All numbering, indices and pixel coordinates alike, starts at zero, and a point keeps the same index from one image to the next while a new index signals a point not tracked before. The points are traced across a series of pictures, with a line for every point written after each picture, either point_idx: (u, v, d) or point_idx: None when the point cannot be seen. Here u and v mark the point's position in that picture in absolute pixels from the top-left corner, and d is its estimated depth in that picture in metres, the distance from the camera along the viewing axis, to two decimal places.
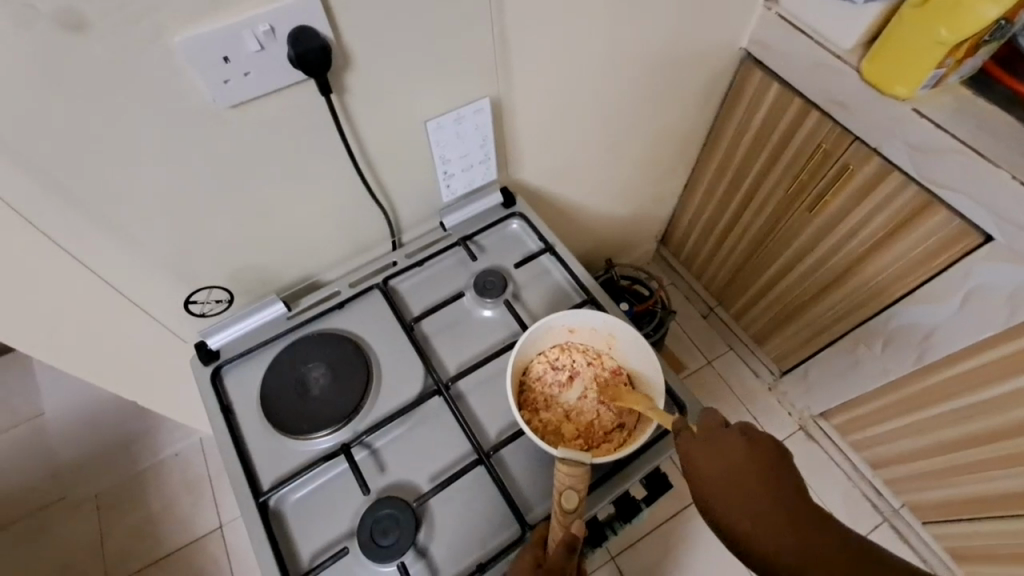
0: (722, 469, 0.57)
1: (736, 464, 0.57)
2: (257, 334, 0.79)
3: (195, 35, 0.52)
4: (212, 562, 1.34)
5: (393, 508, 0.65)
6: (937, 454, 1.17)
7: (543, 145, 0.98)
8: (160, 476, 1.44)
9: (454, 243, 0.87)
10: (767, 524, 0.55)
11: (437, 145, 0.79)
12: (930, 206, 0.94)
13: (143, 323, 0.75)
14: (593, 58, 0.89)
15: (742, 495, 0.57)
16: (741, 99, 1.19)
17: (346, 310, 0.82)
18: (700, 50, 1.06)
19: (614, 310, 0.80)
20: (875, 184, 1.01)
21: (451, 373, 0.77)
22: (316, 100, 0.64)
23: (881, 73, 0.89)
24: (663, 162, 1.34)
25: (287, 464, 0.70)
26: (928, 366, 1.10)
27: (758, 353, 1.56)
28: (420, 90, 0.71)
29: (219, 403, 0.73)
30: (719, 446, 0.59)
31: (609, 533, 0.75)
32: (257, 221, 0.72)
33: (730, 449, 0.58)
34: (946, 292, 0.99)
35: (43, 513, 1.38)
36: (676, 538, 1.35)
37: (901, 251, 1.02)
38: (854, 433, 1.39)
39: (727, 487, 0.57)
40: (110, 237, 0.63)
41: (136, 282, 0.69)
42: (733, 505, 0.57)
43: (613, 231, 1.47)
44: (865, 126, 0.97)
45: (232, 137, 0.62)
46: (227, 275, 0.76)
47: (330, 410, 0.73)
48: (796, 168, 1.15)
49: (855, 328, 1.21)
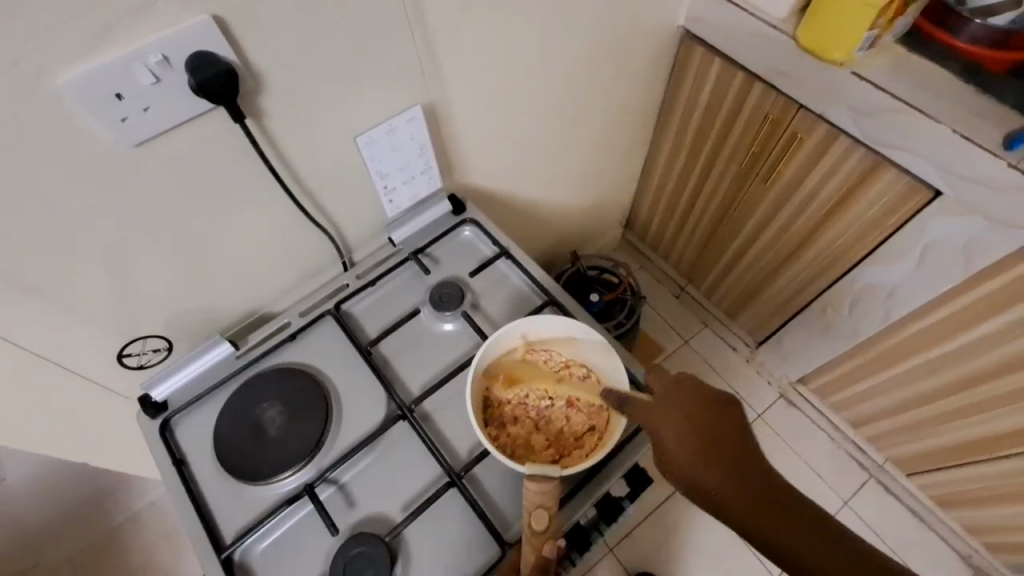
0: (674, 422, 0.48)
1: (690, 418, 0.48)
2: (206, 378, 0.75)
3: (78, 73, 0.48)
4: None
5: (365, 545, 0.62)
6: (914, 407, 1.19)
7: (488, 146, 0.95)
8: (138, 530, 1.40)
9: (406, 258, 0.84)
10: (744, 496, 0.44)
11: (372, 160, 0.75)
12: (879, 167, 0.94)
13: (77, 384, 0.70)
14: (527, 53, 0.87)
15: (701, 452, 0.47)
16: (686, 78, 1.18)
17: (299, 340, 0.78)
18: (637, 33, 1.04)
19: (575, 308, 0.78)
20: (825, 150, 1.00)
21: (415, 394, 0.74)
22: (232, 129, 0.60)
23: (817, 40, 0.88)
24: (617, 148, 1.32)
25: (250, 513, 0.66)
26: (894, 324, 1.11)
27: (733, 326, 1.57)
28: (345, 104, 0.68)
29: (171, 457, 0.69)
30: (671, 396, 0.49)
31: (596, 535, 0.72)
32: (188, 261, 0.68)
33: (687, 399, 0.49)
34: (904, 250, 1.00)
35: None
36: (673, 524, 1.35)
37: (856, 213, 1.03)
38: (833, 395, 1.41)
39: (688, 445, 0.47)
40: (21, 301, 0.58)
41: (60, 343, 0.64)
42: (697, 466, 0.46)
43: (575, 222, 1.44)
44: (809, 94, 0.96)
45: (143, 178, 0.58)
46: (164, 323, 0.71)
47: (289, 449, 0.69)
48: (747, 141, 1.14)
49: (822, 294, 1.21)
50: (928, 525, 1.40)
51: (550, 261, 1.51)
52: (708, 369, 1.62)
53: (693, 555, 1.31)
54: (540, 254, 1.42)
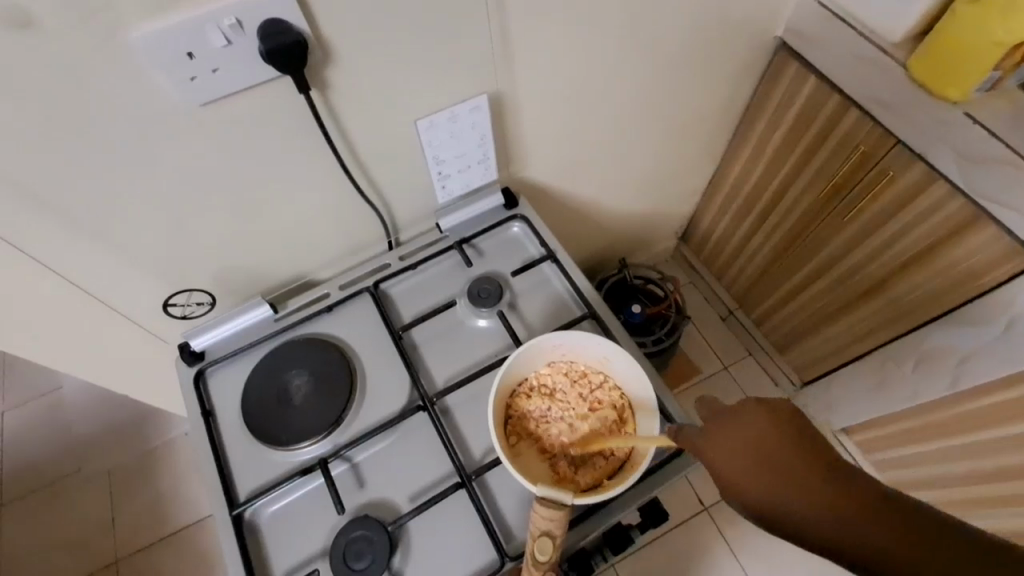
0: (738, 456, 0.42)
1: (763, 444, 0.41)
2: (243, 337, 0.77)
3: (153, 30, 0.49)
4: (209, 547, 1.35)
5: (367, 530, 0.62)
6: (967, 483, 1.09)
7: (551, 143, 0.92)
8: (168, 457, 1.45)
9: (450, 246, 0.83)
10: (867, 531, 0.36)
11: (430, 145, 0.74)
12: (977, 221, 0.85)
13: (124, 324, 0.74)
14: (607, 50, 0.83)
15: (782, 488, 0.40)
16: (774, 93, 1.10)
17: (335, 313, 0.79)
18: (727, 40, 0.97)
19: (614, 325, 0.75)
20: (918, 194, 0.91)
21: (439, 387, 0.73)
22: (296, 97, 0.60)
23: (930, 74, 0.80)
24: (686, 158, 1.25)
25: (265, 475, 0.68)
26: (963, 392, 1.01)
27: (778, 360, 1.47)
28: (410, 84, 0.66)
29: (201, 408, 0.71)
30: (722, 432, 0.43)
31: (598, 560, 0.71)
32: (239, 222, 0.69)
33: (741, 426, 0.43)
34: (990, 314, 0.90)
35: (60, 484, 1.42)
36: (680, 552, 1.30)
37: (942, 267, 0.93)
38: (877, 452, 1.31)
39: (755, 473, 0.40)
40: (81, 239, 0.61)
41: (113, 284, 0.67)
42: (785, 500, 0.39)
43: (629, 229, 1.39)
44: (910, 129, 0.87)
45: (205, 138, 0.59)
46: (210, 278, 0.74)
47: (310, 421, 0.70)
48: (830, 170, 1.05)
49: (885, 345, 1.12)
50: None
51: (597, 265, 1.46)
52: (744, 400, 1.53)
53: None
54: (587, 257, 1.38)
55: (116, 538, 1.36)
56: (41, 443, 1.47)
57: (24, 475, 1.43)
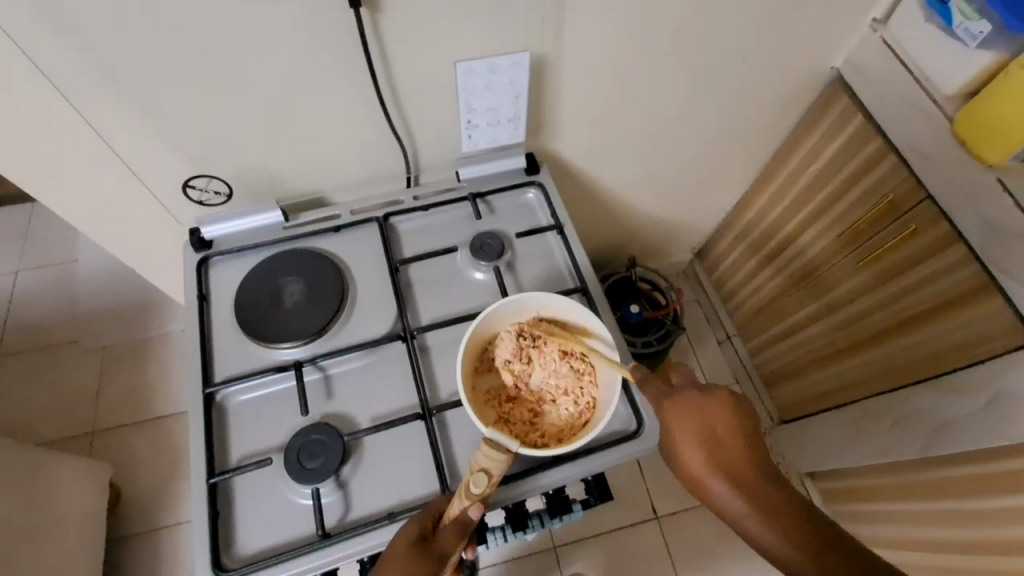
0: (700, 453, 0.56)
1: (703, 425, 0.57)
2: (250, 235, 0.80)
3: None
4: (186, 438, 1.41)
5: (323, 435, 0.65)
6: (916, 548, 1.09)
7: (586, 121, 0.93)
8: (161, 347, 1.50)
9: (464, 197, 0.84)
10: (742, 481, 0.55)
11: (465, 90, 0.76)
12: (986, 290, 0.84)
13: (143, 194, 0.78)
14: (659, 39, 0.83)
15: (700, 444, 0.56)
16: (819, 124, 1.08)
17: (341, 235, 0.81)
18: (784, 60, 0.97)
19: (603, 305, 0.76)
20: (936, 251, 0.90)
21: (423, 323, 0.76)
22: (346, 12, 0.63)
23: (975, 131, 0.79)
24: (719, 173, 1.25)
25: (244, 365, 0.72)
26: (933, 458, 1.00)
27: (764, 394, 1.47)
28: (456, 26, 0.68)
29: (197, 291, 0.75)
30: (672, 406, 0.58)
31: (534, 523, 0.73)
32: (271, 124, 0.73)
33: (688, 408, 0.58)
34: (977, 385, 0.89)
35: (56, 348, 1.49)
36: (623, 551, 1.32)
37: (944, 330, 0.93)
38: (839, 502, 1.31)
39: (706, 455, 0.56)
40: (122, 101, 0.65)
41: (143, 152, 0.71)
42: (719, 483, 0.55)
43: (645, 230, 1.39)
44: (942, 184, 0.86)
45: (255, 30, 0.62)
46: (232, 172, 0.77)
47: (295, 325, 0.73)
48: (858, 212, 1.04)
49: (869, 398, 1.12)
50: None
51: (607, 259, 1.47)
52: None
53: None
54: (599, 247, 1.39)
55: (97, 410, 1.43)
56: (47, 307, 1.54)
57: (25, 333, 1.51)
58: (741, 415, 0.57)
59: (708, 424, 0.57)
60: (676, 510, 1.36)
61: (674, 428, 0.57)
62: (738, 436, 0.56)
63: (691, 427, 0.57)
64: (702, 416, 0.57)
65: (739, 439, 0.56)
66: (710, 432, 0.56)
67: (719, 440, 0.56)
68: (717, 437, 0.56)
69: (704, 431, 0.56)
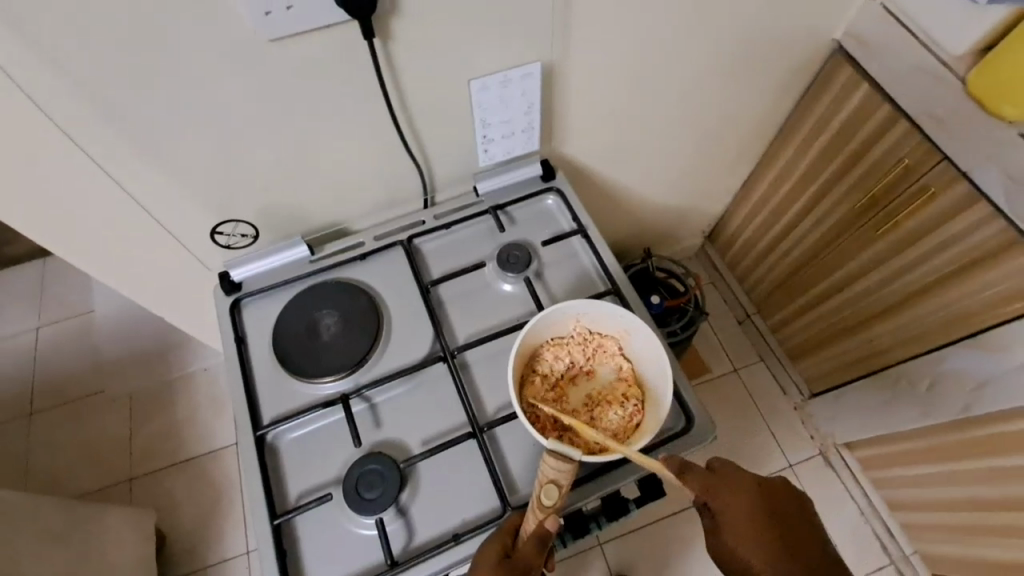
0: (754, 534, 0.58)
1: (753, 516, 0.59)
2: (279, 273, 0.80)
3: None
4: (223, 475, 1.41)
5: (379, 464, 0.66)
6: (964, 509, 1.08)
7: (595, 121, 0.93)
8: (187, 387, 1.51)
9: (484, 211, 0.85)
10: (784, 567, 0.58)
11: (480, 106, 0.76)
12: (1015, 247, 0.84)
13: (170, 243, 0.78)
14: (662, 33, 0.83)
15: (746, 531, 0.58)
16: (824, 96, 1.08)
17: (367, 262, 0.82)
18: (785, 37, 0.96)
19: (638, 304, 0.77)
20: (959, 212, 0.90)
21: (460, 342, 0.76)
22: (360, 43, 0.63)
23: (992, 90, 0.79)
24: (726, 156, 1.24)
25: (290, 403, 0.72)
26: (974, 418, 1.00)
27: (790, 370, 1.47)
28: (468, 44, 0.68)
29: (234, 334, 0.75)
30: (722, 488, 0.60)
31: (593, 527, 0.72)
32: (291, 161, 0.73)
33: (743, 492, 0.60)
34: (1014, 341, 0.89)
35: (85, 400, 1.50)
36: (670, 542, 1.32)
37: (971, 290, 0.93)
38: (879, 470, 1.31)
39: (759, 540, 0.58)
40: (146, 156, 0.66)
41: (169, 203, 0.72)
42: (767, 565, 0.58)
43: (657, 220, 1.39)
44: (960, 145, 0.86)
45: (271, 71, 0.62)
46: (255, 212, 0.77)
47: (336, 358, 0.73)
48: (871, 181, 1.04)
49: (901, 364, 1.11)
50: None
51: (621, 252, 1.47)
52: (749, 403, 1.52)
53: None
54: (613, 242, 1.39)
55: (132, 457, 1.43)
56: (71, 359, 1.54)
57: (52, 388, 1.51)
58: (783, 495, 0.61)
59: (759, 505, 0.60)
60: None
61: (727, 517, 0.59)
62: (782, 513, 0.60)
63: (744, 510, 0.59)
64: (754, 503, 0.59)
65: (783, 518, 0.60)
66: (760, 514, 0.59)
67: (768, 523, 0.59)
68: (766, 521, 0.59)
69: (756, 511, 0.59)
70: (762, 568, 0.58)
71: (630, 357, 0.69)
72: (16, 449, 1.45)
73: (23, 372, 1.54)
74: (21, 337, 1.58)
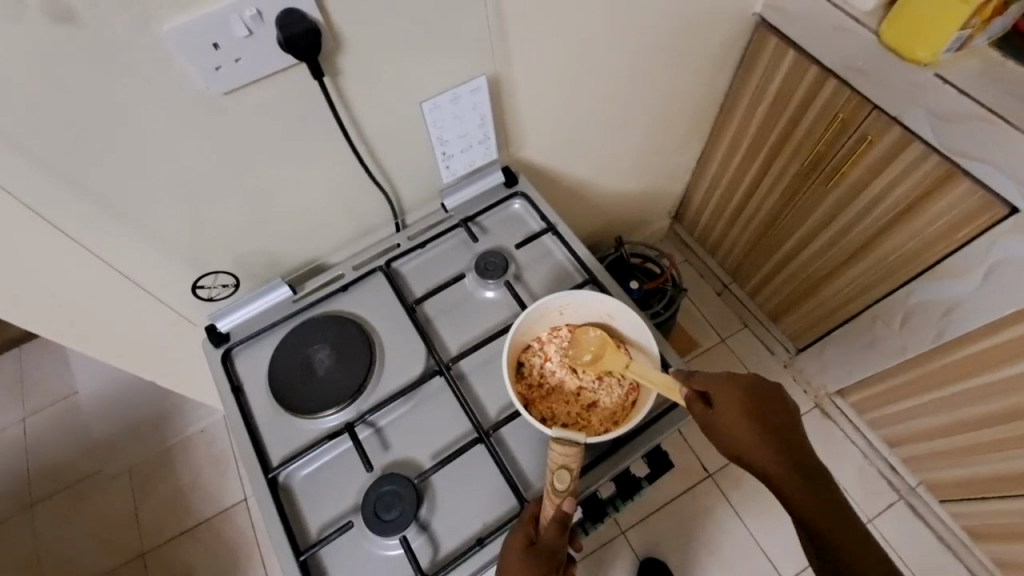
0: (749, 426, 0.59)
1: (757, 419, 0.60)
2: (264, 317, 0.82)
3: (183, 21, 0.54)
4: (238, 534, 1.39)
5: (395, 484, 0.67)
6: (957, 432, 1.13)
7: (545, 123, 0.96)
8: (187, 451, 1.49)
9: (455, 225, 0.87)
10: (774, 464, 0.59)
11: (434, 126, 0.79)
12: (951, 178, 0.90)
13: (151, 305, 0.79)
14: (594, 29, 0.87)
15: (745, 430, 0.59)
16: (757, 66, 1.13)
17: (350, 292, 0.83)
18: (710, 17, 1.02)
19: (615, 288, 0.80)
20: (896, 155, 0.96)
21: (453, 353, 0.78)
22: (310, 84, 0.65)
23: (902, 35, 0.85)
24: (676, 135, 1.29)
25: (297, 441, 0.73)
26: (948, 343, 1.05)
27: (773, 330, 1.51)
28: (413, 67, 0.71)
29: (230, 383, 0.76)
30: (712, 382, 0.62)
31: (611, 510, 0.73)
32: (260, 207, 0.74)
33: (742, 394, 0.61)
34: (969, 265, 0.94)
35: (81, 484, 1.46)
36: (688, 517, 1.34)
37: (921, 225, 0.98)
38: (872, 411, 1.35)
39: (754, 435, 0.59)
40: (117, 223, 0.66)
41: (144, 266, 0.73)
42: (765, 458, 0.59)
43: (623, 208, 1.43)
44: (885, 93, 0.92)
45: (227, 122, 0.64)
46: (232, 261, 0.79)
47: (334, 390, 0.75)
48: (813, 139, 1.09)
49: (873, 306, 1.16)
50: (956, 555, 1.33)
51: (594, 244, 1.51)
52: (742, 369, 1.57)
53: (702, 551, 1.31)
54: (584, 236, 1.42)
55: (142, 532, 1.40)
56: (62, 444, 1.51)
57: (47, 476, 1.47)
58: (784, 400, 0.62)
59: (761, 406, 0.61)
60: (726, 462, 1.38)
61: (723, 417, 0.60)
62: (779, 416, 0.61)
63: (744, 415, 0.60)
64: (753, 406, 0.60)
65: (785, 423, 0.61)
66: (760, 411, 0.61)
67: (768, 423, 0.60)
68: (764, 423, 0.60)
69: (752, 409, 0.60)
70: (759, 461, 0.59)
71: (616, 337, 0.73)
72: (18, 545, 1.40)
73: (14, 466, 1.49)
74: (6, 431, 1.54)
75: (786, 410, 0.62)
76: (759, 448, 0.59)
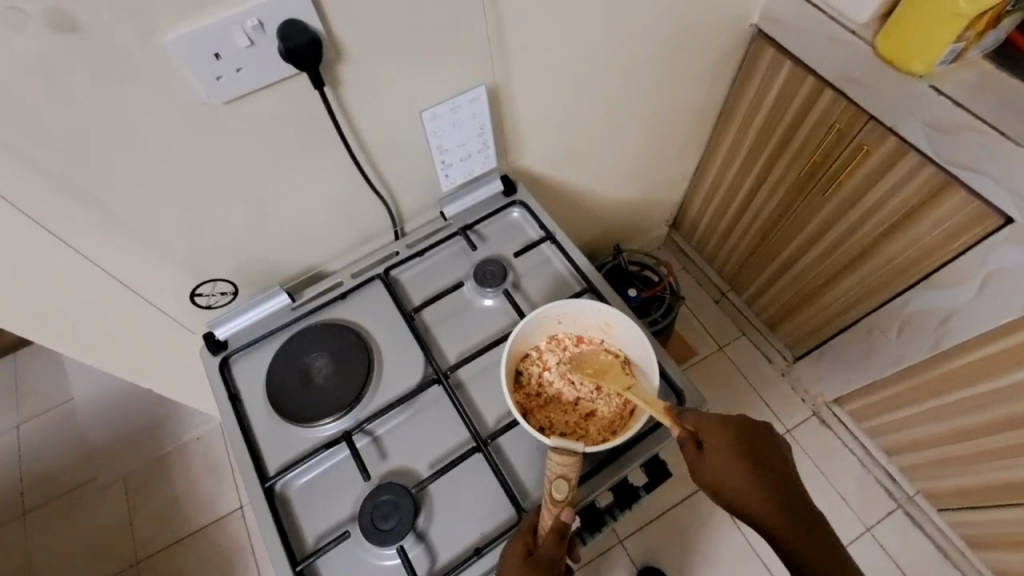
0: (736, 467, 0.60)
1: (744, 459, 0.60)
2: (263, 325, 0.82)
3: (184, 32, 0.55)
4: (233, 542, 1.38)
5: (393, 494, 0.67)
6: (956, 440, 1.13)
7: (544, 132, 0.97)
8: (182, 458, 1.48)
9: (454, 233, 0.87)
10: (763, 506, 0.59)
11: (434, 134, 0.79)
12: (948, 188, 0.90)
13: (149, 312, 0.78)
14: (593, 39, 0.88)
15: (731, 471, 0.60)
16: (754, 75, 1.14)
17: (348, 300, 0.83)
18: (707, 28, 1.03)
19: (613, 296, 0.80)
20: (892, 164, 0.96)
21: (451, 361, 0.78)
22: (311, 93, 0.66)
23: (898, 47, 0.85)
24: (674, 144, 1.29)
25: (294, 450, 0.73)
26: (945, 352, 1.06)
27: (770, 337, 1.51)
28: (412, 77, 0.72)
29: (227, 391, 0.75)
30: (701, 422, 0.63)
31: (608, 520, 0.73)
32: (259, 215, 0.75)
33: (728, 435, 0.61)
34: (965, 274, 0.95)
35: (75, 491, 1.45)
36: (686, 526, 1.34)
37: (917, 234, 0.98)
38: (870, 419, 1.35)
39: (741, 477, 0.59)
40: (115, 231, 0.66)
41: (143, 274, 0.73)
42: (753, 499, 0.59)
43: (621, 216, 1.44)
44: (881, 103, 0.93)
45: (227, 131, 0.64)
46: (231, 268, 0.78)
47: (332, 398, 0.74)
48: (810, 148, 1.10)
49: (870, 314, 1.16)
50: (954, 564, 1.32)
51: (593, 252, 1.51)
52: (740, 376, 1.57)
53: (700, 560, 1.30)
54: (582, 243, 1.43)
55: (135, 539, 1.39)
56: (56, 451, 1.50)
57: (41, 483, 1.46)
58: (772, 441, 0.62)
59: (749, 447, 0.61)
60: None
61: (710, 458, 0.60)
62: (768, 456, 0.62)
63: (734, 455, 0.60)
64: (740, 447, 0.61)
65: (774, 463, 0.61)
66: (748, 452, 0.61)
67: (760, 464, 0.61)
68: (754, 464, 0.60)
69: (739, 450, 0.60)
70: (747, 503, 0.59)
71: (614, 346, 0.73)
72: (11, 553, 1.39)
73: (7, 473, 1.48)
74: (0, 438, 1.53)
75: (775, 451, 0.62)
76: (747, 490, 0.59)
